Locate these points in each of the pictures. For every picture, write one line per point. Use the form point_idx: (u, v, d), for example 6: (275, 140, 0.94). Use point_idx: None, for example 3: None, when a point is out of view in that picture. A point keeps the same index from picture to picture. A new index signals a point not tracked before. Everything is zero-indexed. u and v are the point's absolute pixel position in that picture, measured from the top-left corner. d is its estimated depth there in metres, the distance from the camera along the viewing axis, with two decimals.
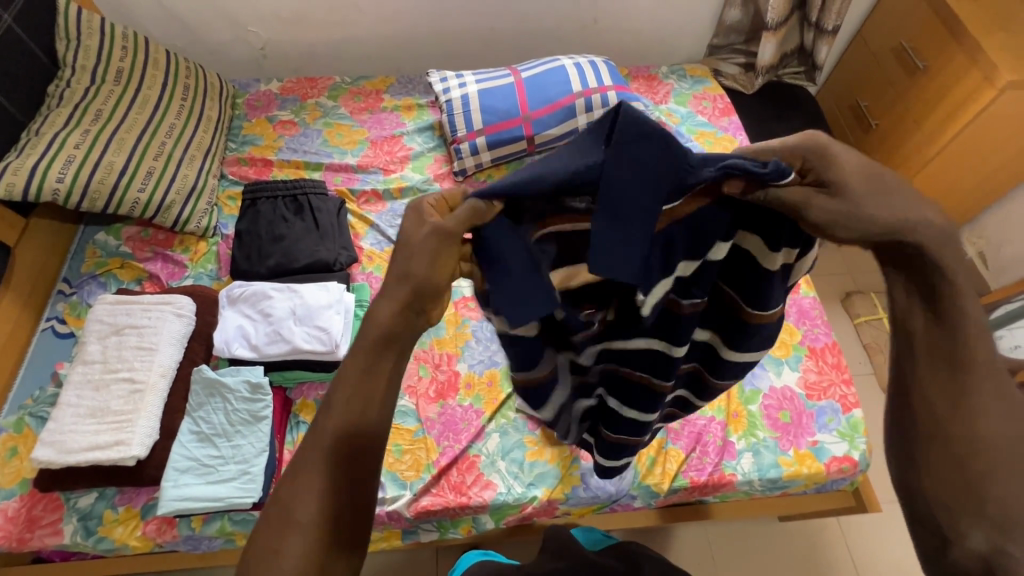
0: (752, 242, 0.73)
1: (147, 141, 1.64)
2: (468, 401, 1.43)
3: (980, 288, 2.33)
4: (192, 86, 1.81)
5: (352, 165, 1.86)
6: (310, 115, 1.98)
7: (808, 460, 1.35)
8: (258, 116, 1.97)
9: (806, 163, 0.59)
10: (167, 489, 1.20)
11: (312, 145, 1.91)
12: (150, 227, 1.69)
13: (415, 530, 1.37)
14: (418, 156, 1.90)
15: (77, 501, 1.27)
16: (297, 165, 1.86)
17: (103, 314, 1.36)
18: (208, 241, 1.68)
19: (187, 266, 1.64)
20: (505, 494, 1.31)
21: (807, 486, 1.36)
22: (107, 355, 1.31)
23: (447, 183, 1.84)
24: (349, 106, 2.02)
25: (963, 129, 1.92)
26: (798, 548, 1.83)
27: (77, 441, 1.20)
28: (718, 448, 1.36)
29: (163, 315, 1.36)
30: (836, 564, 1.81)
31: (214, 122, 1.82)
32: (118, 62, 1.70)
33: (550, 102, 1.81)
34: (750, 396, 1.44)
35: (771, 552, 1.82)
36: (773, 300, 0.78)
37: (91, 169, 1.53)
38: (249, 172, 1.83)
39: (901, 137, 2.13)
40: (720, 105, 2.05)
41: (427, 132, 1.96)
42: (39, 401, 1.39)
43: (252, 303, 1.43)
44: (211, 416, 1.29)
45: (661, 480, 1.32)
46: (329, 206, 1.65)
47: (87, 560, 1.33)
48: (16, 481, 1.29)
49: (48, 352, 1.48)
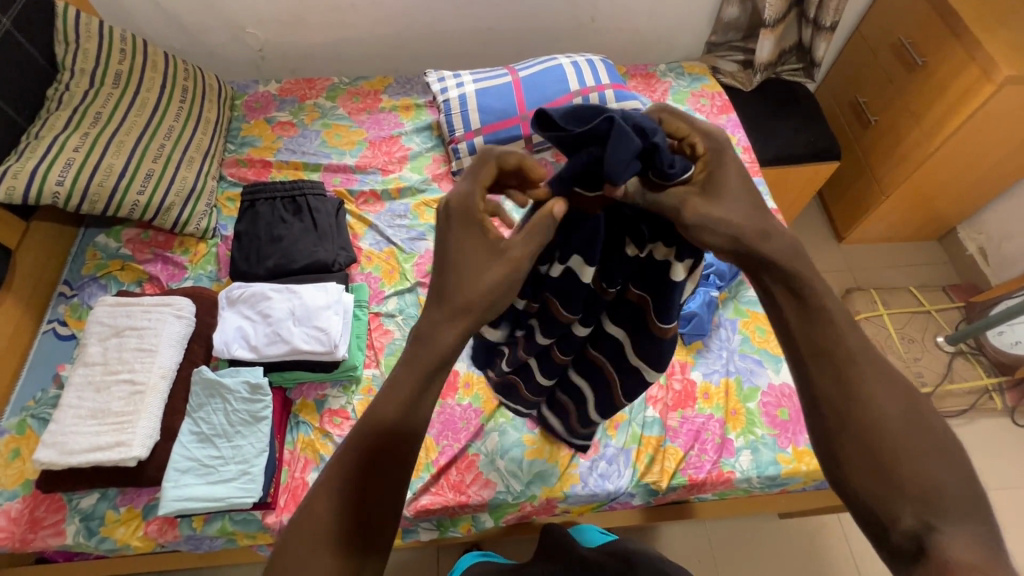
0: (661, 251, 0.86)
1: (146, 144, 1.65)
2: (466, 400, 1.43)
3: (980, 283, 2.33)
4: (190, 88, 1.82)
5: (350, 166, 1.86)
6: (308, 116, 1.99)
7: (807, 457, 1.35)
8: (257, 118, 1.98)
9: (706, 163, 0.73)
10: (168, 489, 1.21)
11: (311, 146, 1.92)
12: (149, 229, 1.70)
13: (414, 530, 1.37)
14: (417, 156, 1.90)
15: (79, 501, 1.28)
16: (296, 166, 1.87)
17: (104, 316, 1.36)
18: (207, 242, 1.69)
19: (186, 268, 1.64)
20: (504, 492, 1.32)
21: (806, 483, 1.37)
22: (108, 357, 1.32)
23: (445, 183, 1.85)
24: (347, 107, 2.03)
25: (959, 127, 1.91)
26: (798, 544, 1.84)
27: (79, 442, 1.21)
28: (716, 445, 1.36)
29: (163, 316, 1.37)
30: (837, 559, 1.81)
31: (212, 124, 1.83)
32: (117, 65, 1.71)
33: (547, 101, 1.81)
34: (749, 393, 1.44)
35: (772, 548, 1.83)
36: (671, 312, 0.91)
37: (90, 171, 1.54)
38: (247, 173, 1.84)
39: (900, 133, 2.12)
40: (718, 102, 2.05)
41: (425, 132, 1.97)
42: (41, 402, 1.40)
43: (251, 304, 1.44)
44: (211, 417, 1.30)
45: (659, 478, 1.32)
46: (327, 207, 1.66)
47: (89, 561, 1.34)
48: (18, 482, 1.30)
49: (49, 354, 1.49)
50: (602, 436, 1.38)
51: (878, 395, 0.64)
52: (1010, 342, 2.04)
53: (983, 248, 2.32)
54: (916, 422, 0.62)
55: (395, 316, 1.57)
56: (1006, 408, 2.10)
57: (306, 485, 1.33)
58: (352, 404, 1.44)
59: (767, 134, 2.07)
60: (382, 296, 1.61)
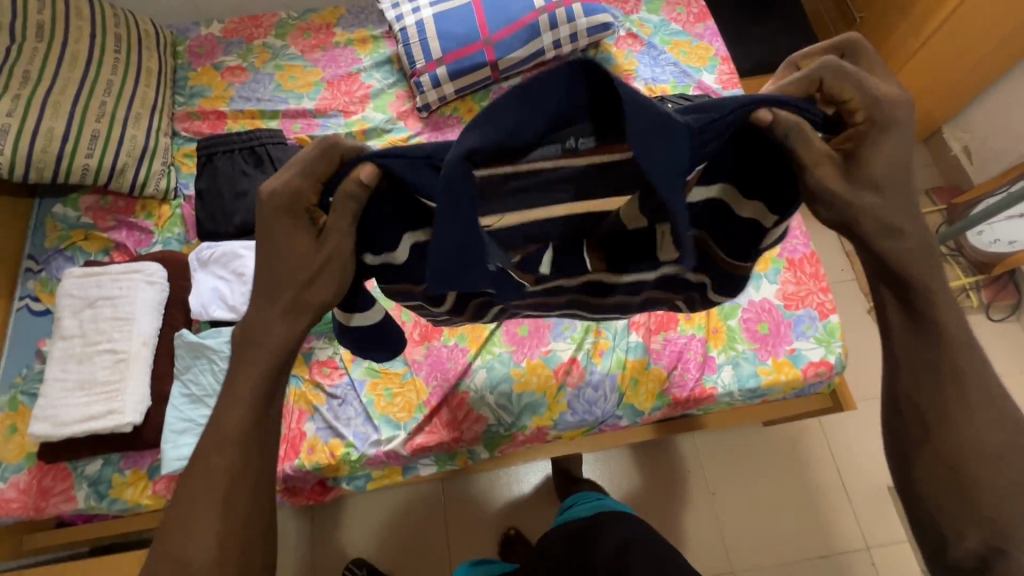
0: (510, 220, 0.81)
1: (85, 103, 1.54)
2: (452, 340, 1.45)
3: (963, 184, 2.32)
4: (123, 37, 1.67)
5: (309, 110, 1.77)
6: (258, 59, 1.86)
7: (786, 367, 1.39)
8: (203, 64, 1.85)
9: (870, 112, 0.66)
10: (167, 450, 1.24)
11: (265, 91, 1.81)
12: (107, 194, 1.63)
13: (415, 466, 1.43)
14: (379, 94, 1.80)
15: (84, 468, 1.32)
16: (252, 115, 1.78)
17: (73, 288, 1.33)
18: (171, 204, 1.63)
19: (153, 232, 1.60)
20: (496, 425, 1.37)
21: (785, 393, 1.42)
22: (85, 329, 1.30)
23: (412, 121, 1.76)
24: (299, 45, 1.89)
25: (946, 23, 1.87)
26: (778, 452, 1.95)
27: (71, 413, 1.22)
28: (698, 363, 1.40)
29: (135, 283, 1.34)
30: (814, 459, 1.95)
31: (155, 75, 1.70)
32: (37, 14, 1.55)
33: (511, 21, 1.70)
34: (729, 311, 1.46)
35: (756, 452, 1.96)
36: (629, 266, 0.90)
37: (30, 137, 1.45)
38: (202, 127, 1.75)
39: (884, 32, 2.04)
40: (695, 9, 1.91)
41: (385, 67, 1.85)
42: (28, 378, 1.41)
43: (223, 263, 1.40)
44: (200, 378, 1.31)
45: (644, 400, 1.38)
46: (289, 155, 1.58)
47: (104, 521, 1.40)
48: (22, 455, 1.34)
49: (28, 330, 1.47)
50: (587, 363, 1.40)
51: (960, 380, 0.65)
52: (990, 241, 2.05)
53: (968, 147, 2.28)
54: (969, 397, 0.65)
55: None
56: (982, 305, 2.15)
57: (303, 434, 1.36)
58: (339, 354, 1.44)
59: (746, 44, 1.98)
60: None
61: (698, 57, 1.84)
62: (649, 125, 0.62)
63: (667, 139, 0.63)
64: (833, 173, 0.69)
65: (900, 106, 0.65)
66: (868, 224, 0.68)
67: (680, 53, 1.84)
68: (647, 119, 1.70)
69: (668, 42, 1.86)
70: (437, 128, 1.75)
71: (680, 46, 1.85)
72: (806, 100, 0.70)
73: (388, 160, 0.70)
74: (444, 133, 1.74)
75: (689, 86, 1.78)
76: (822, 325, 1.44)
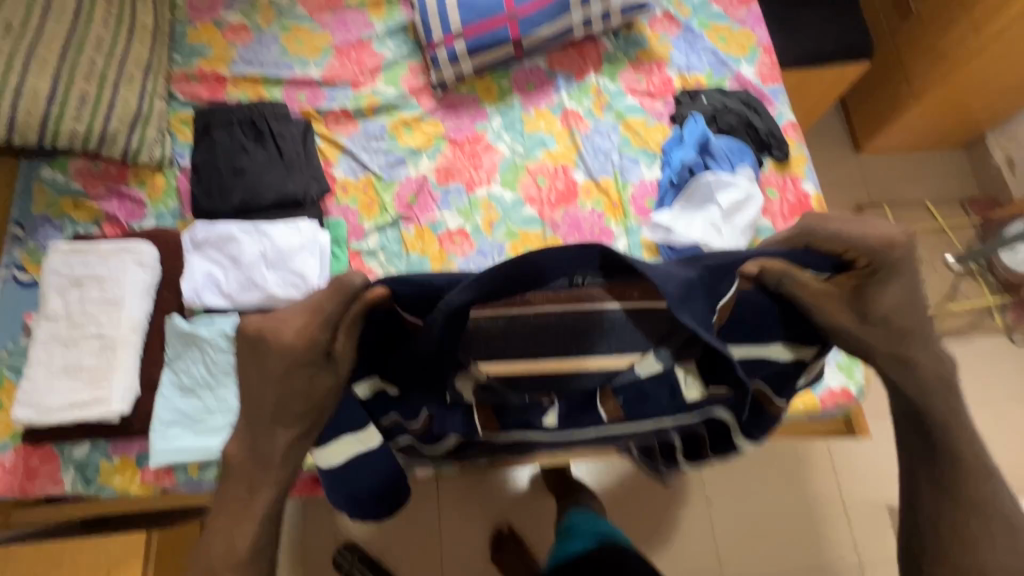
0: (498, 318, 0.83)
1: (73, 60, 1.43)
2: None
3: (1001, 197, 2.20)
4: None
5: (316, 79, 1.64)
6: (263, 17, 1.72)
7: (804, 394, 1.33)
8: (203, 20, 1.70)
9: (868, 262, 0.72)
10: (157, 442, 1.20)
11: (269, 55, 1.68)
12: (99, 159, 1.53)
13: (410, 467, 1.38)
14: (391, 65, 1.67)
15: (72, 451, 1.28)
16: (254, 80, 1.65)
17: (59, 266, 1.25)
18: (165, 174, 1.53)
19: (146, 204, 1.51)
20: None
21: (800, 418, 1.36)
22: (72, 310, 1.23)
23: (425, 98, 1.63)
24: (307, 5, 1.74)
25: (1013, 23, 1.72)
26: (780, 465, 1.92)
27: (56, 400, 1.17)
28: None
29: (125, 264, 1.27)
30: (817, 475, 1.91)
31: (150, 30, 1.57)
32: None
33: None
34: None
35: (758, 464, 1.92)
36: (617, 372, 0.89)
37: (13, 97, 1.35)
38: (200, 91, 1.62)
39: (942, 28, 1.89)
40: None
41: (399, 35, 1.71)
42: (14, 354, 1.35)
43: (219, 246, 1.32)
44: (192, 368, 1.25)
45: None
46: (293, 131, 1.49)
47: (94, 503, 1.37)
48: (7, 434, 1.29)
49: (13, 302, 1.41)
50: None
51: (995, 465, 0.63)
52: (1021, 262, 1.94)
53: (1011, 159, 2.15)
54: (975, 481, 0.71)
55: (376, 254, 1.48)
56: (1005, 327, 2.08)
57: None
58: None
59: (791, 33, 1.82)
60: (360, 232, 1.49)
61: (738, 45, 1.69)
62: (680, 291, 0.69)
63: (690, 299, 0.69)
64: (841, 311, 0.76)
65: (900, 250, 0.70)
66: (880, 356, 0.75)
67: (719, 39, 1.69)
68: (678, 112, 1.57)
69: (707, 26, 1.70)
70: (452, 108, 1.62)
71: (720, 31, 1.69)
72: (800, 250, 0.79)
73: (396, 286, 0.73)
74: (459, 114, 1.61)
75: (726, 78, 1.65)
76: (846, 352, 1.37)
